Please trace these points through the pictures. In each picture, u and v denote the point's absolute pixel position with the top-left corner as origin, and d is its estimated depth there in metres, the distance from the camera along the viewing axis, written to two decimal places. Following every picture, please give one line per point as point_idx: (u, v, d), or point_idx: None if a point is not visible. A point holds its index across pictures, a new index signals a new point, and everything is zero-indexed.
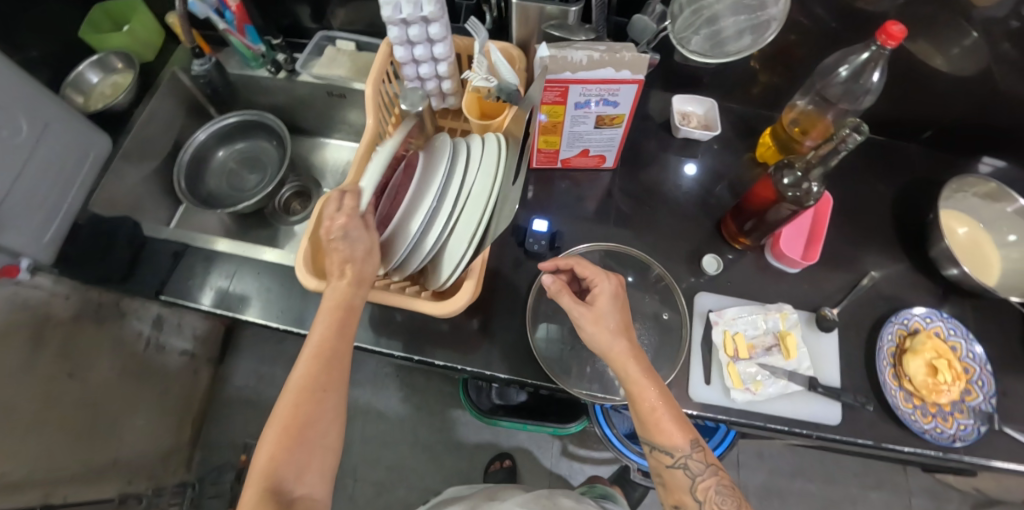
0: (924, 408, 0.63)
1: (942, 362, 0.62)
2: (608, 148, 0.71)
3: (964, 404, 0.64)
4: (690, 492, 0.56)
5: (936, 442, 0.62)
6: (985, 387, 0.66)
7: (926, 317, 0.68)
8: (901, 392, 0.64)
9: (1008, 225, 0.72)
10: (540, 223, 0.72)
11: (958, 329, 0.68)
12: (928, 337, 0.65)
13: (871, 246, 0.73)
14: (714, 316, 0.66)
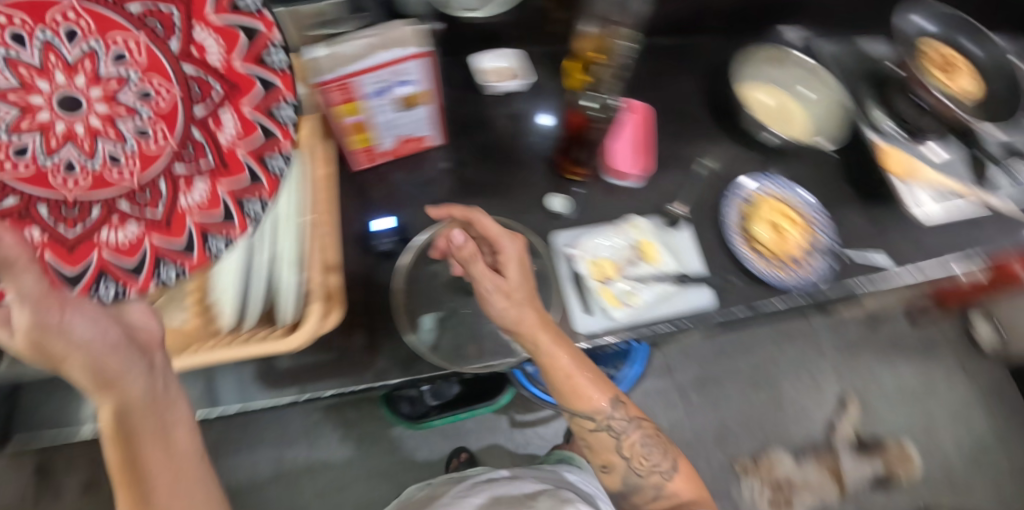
0: (779, 261, 0.69)
1: (777, 218, 0.72)
2: (423, 126, 0.66)
3: (809, 246, 0.71)
4: (617, 451, 0.62)
5: (799, 288, 0.68)
6: (822, 226, 0.73)
7: (755, 183, 0.75)
8: (759, 256, 0.69)
9: (799, 79, 0.80)
10: (383, 221, 0.67)
11: (784, 186, 0.75)
12: (761, 202, 0.73)
13: (700, 136, 0.78)
14: (570, 250, 0.67)
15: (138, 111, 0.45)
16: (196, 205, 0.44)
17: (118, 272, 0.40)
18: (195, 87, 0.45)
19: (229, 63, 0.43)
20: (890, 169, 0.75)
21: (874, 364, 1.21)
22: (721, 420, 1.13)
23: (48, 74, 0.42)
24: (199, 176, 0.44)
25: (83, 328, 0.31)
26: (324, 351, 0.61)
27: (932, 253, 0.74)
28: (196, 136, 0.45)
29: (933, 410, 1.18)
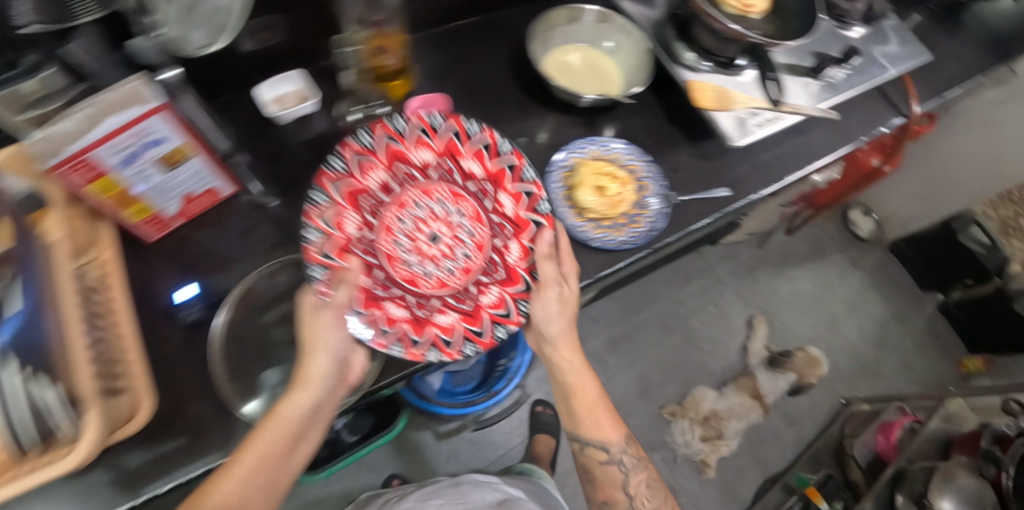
0: (613, 224, 0.67)
1: (602, 181, 0.67)
2: (206, 178, 0.60)
3: (643, 200, 0.69)
4: (622, 487, 0.68)
5: (634, 246, 0.67)
6: (653, 176, 0.70)
7: (577, 148, 0.71)
8: (590, 225, 0.67)
9: (602, 35, 0.77)
10: (186, 291, 0.62)
11: (611, 143, 0.71)
12: (585, 168, 0.69)
13: (521, 113, 0.76)
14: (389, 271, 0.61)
15: (461, 233, 0.65)
16: (485, 304, 0.61)
17: (447, 345, 0.57)
18: (485, 184, 0.67)
19: (500, 173, 0.67)
20: (701, 104, 0.72)
21: (772, 279, 1.29)
22: (641, 373, 1.18)
23: (370, 205, 0.62)
24: (490, 283, 0.63)
25: (336, 340, 0.52)
26: (175, 436, 0.56)
27: (757, 177, 0.78)
28: (479, 229, 0.66)
29: (833, 308, 1.29)
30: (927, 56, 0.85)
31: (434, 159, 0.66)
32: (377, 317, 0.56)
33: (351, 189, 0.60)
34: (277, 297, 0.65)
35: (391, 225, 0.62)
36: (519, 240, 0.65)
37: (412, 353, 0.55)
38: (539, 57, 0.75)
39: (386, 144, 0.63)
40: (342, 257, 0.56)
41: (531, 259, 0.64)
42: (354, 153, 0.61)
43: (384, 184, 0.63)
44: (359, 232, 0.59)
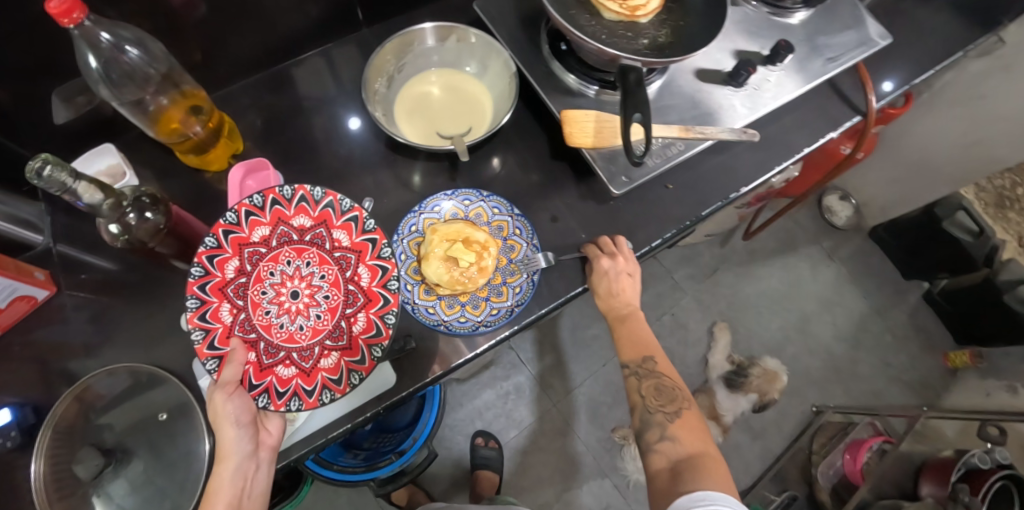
0: (472, 299, 0.57)
1: (452, 249, 0.55)
2: (8, 288, 0.55)
3: (511, 263, 0.59)
4: (638, 392, 0.56)
5: (496, 324, 0.56)
6: (523, 232, 0.60)
7: (431, 207, 0.61)
8: (442, 302, 0.57)
9: (462, 57, 0.65)
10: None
11: (471, 196, 0.61)
12: (434, 233, 0.57)
13: (384, 164, 0.66)
14: (206, 381, 0.55)
15: (314, 281, 0.50)
16: (357, 333, 0.48)
17: (337, 383, 0.47)
18: (318, 230, 0.51)
19: (326, 212, 0.51)
20: (576, 142, 0.58)
21: (736, 280, 1.19)
22: (589, 396, 1.14)
23: (238, 293, 0.48)
24: (356, 311, 0.49)
25: (235, 411, 0.43)
26: None
27: (658, 208, 0.65)
28: (327, 270, 0.50)
29: (804, 306, 1.19)
30: (887, 40, 0.70)
31: (270, 233, 0.50)
32: (270, 384, 0.46)
33: (215, 284, 0.47)
34: (110, 403, 0.57)
35: (259, 297, 0.48)
36: (362, 263, 0.51)
37: (314, 398, 0.46)
38: (387, 97, 0.63)
39: (228, 237, 0.48)
40: (218, 319, 0.46)
41: (386, 271, 0.50)
42: (205, 255, 0.47)
43: (244, 269, 0.48)
44: (234, 316, 0.47)
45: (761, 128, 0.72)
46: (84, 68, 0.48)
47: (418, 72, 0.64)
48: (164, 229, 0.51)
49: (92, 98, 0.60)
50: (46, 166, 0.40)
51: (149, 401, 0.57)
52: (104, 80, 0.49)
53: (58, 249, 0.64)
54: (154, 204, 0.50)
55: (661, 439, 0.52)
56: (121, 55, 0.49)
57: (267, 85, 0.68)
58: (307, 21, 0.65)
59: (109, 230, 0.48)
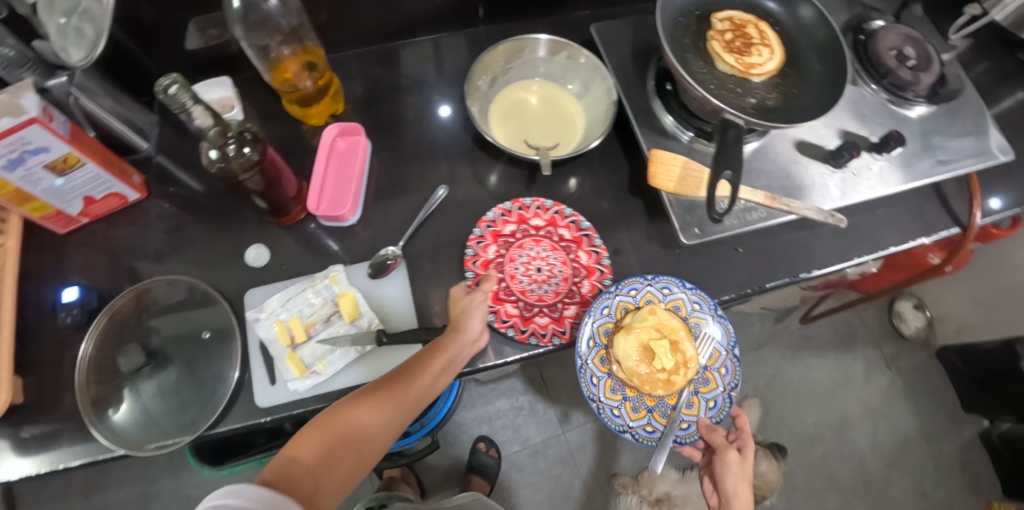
0: (636, 400, 0.57)
1: (656, 343, 0.55)
2: (110, 184, 0.62)
3: (696, 395, 0.58)
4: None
5: (642, 440, 0.56)
6: (727, 377, 0.59)
7: (660, 284, 0.59)
8: (608, 380, 0.57)
9: (567, 75, 0.66)
10: (68, 292, 0.60)
11: (702, 303, 0.60)
12: (649, 312, 0.57)
13: (466, 156, 0.67)
14: (253, 315, 0.57)
15: (553, 271, 0.58)
16: (567, 316, 0.56)
17: (542, 336, 0.55)
18: (570, 245, 0.59)
19: (582, 237, 0.60)
20: (659, 183, 0.58)
21: (781, 361, 1.13)
22: (599, 434, 1.11)
23: (503, 244, 0.59)
24: (570, 304, 0.57)
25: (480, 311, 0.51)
26: (44, 422, 0.57)
27: (723, 269, 0.63)
28: (564, 270, 0.58)
29: (847, 406, 1.11)
30: (1009, 156, 0.66)
31: (541, 226, 0.60)
32: (499, 309, 0.55)
33: (493, 229, 0.59)
34: (162, 310, 0.61)
35: (516, 255, 0.58)
36: (589, 280, 0.58)
37: (522, 335, 0.54)
38: (487, 95, 0.65)
39: (516, 210, 0.60)
40: (484, 252, 0.58)
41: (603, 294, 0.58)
42: (497, 210, 0.60)
43: (515, 234, 0.59)
44: (495, 257, 0.58)
45: (852, 215, 0.68)
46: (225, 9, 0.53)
47: (518, 80, 0.66)
48: (256, 166, 0.52)
49: (222, 34, 0.65)
50: (173, 85, 0.45)
51: (196, 319, 0.60)
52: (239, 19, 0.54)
53: (158, 159, 0.69)
54: (252, 141, 0.52)
55: None
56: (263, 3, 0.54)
57: (380, 57, 0.71)
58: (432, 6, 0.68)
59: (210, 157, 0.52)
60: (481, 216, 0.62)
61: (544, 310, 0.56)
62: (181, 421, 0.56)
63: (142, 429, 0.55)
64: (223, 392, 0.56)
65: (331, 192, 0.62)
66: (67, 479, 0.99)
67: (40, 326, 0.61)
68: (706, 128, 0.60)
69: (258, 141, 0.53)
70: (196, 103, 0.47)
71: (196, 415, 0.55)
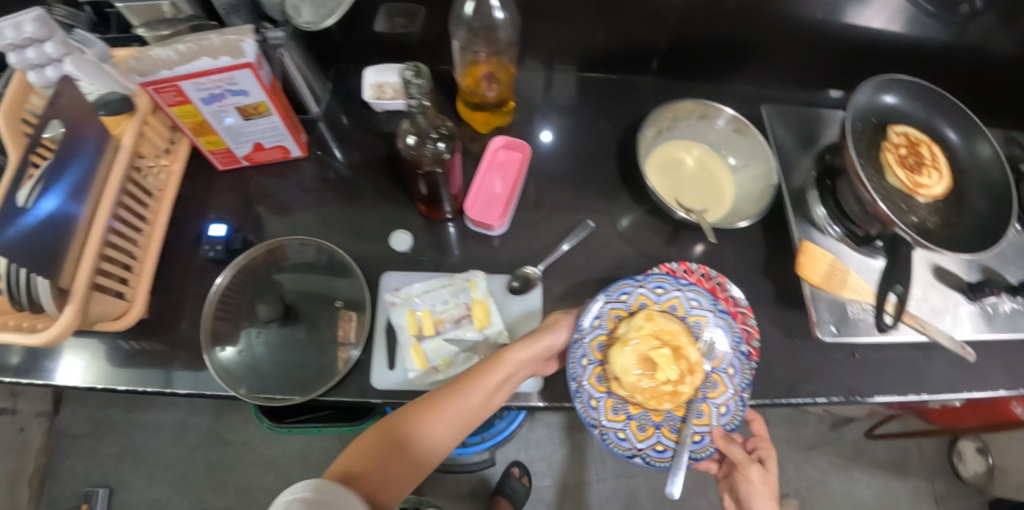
0: (641, 419, 0.55)
1: (657, 353, 0.54)
2: (281, 137, 0.65)
3: (704, 402, 0.56)
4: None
5: (655, 461, 0.53)
6: (735, 378, 0.56)
7: (653, 284, 0.59)
8: (609, 399, 0.55)
9: (728, 147, 0.68)
10: (216, 228, 0.63)
11: (700, 299, 0.59)
12: (645, 319, 0.57)
13: (609, 196, 0.68)
14: (389, 297, 0.59)
15: None
16: None
17: None
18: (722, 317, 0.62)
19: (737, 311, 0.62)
20: (805, 273, 0.60)
21: (826, 472, 1.06)
22: (631, 493, 1.08)
23: None
24: None
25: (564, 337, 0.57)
26: (158, 342, 0.59)
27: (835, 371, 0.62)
28: None
29: None
30: None
31: (700, 292, 0.63)
32: None
33: None
34: (296, 267, 0.63)
35: None
36: None
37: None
38: (652, 148, 0.67)
39: (681, 272, 0.63)
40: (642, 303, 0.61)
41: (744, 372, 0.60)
42: (664, 265, 0.63)
43: None
44: None
45: (977, 349, 0.66)
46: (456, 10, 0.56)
47: (682, 139, 0.69)
48: (444, 162, 0.54)
49: (408, 23, 0.68)
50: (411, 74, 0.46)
51: (329, 289, 0.62)
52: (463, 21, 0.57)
53: (319, 124, 0.71)
54: (448, 138, 0.54)
55: None
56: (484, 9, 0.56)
57: (544, 81, 0.74)
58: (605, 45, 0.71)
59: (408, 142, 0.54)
60: (635, 265, 0.64)
61: None
62: (280, 380, 0.57)
63: (253, 378, 0.56)
64: (339, 364, 0.57)
65: (486, 200, 0.64)
66: (111, 396, 1.02)
67: (178, 255, 0.63)
68: (869, 235, 0.61)
69: (450, 138, 0.55)
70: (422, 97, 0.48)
71: (307, 378, 0.56)
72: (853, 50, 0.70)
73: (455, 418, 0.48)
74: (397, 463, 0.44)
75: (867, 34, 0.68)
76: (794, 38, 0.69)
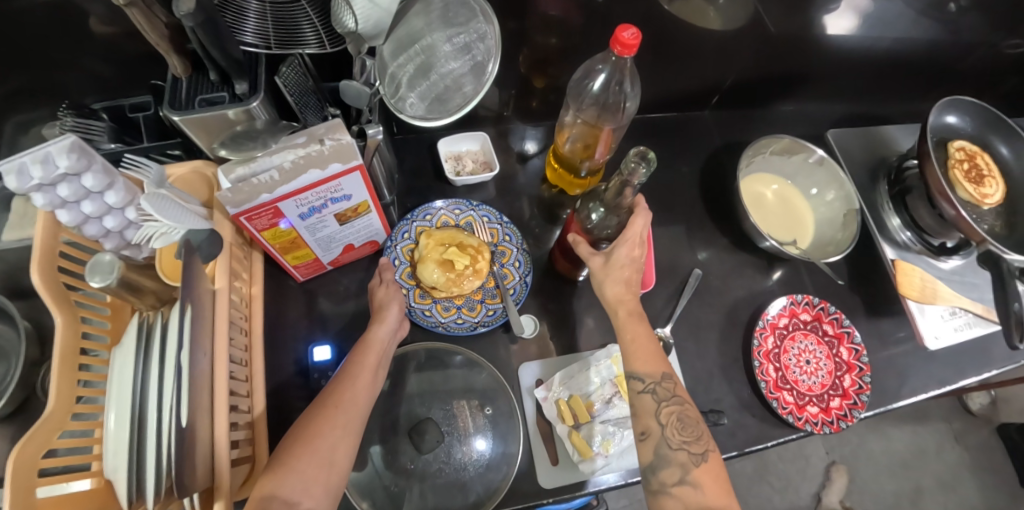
0: (468, 302, 0.61)
1: (448, 253, 0.60)
2: (373, 234, 0.60)
3: (502, 267, 0.64)
4: (655, 415, 0.48)
5: (491, 325, 0.61)
6: (513, 240, 0.65)
7: (423, 214, 0.65)
8: (438, 305, 0.61)
9: (803, 176, 0.71)
10: (320, 350, 0.59)
11: (491, 215, 0.66)
12: (426, 238, 0.62)
13: (697, 238, 0.71)
14: (540, 392, 0.59)
15: (818, 363, 0.65)
16: (833, 406, 0.62)
17: (831, 422, 0.62)
18: (831, 340, 0.66)
19: (842, 332, 0.66)
20: (904, 290, 0.66)
21: (865, 435, 1.24)
22: None
23: (779, 335, 0.65)
24: (836, 396, 0.63)
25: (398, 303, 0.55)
26: None
27: (933, 367, 0.68)
28: (828, 361, 0.65)
29: (921, 479, 1.21)
30: None
31: (807, 320, 0.67)
32: (782, 397, 0.61)
33: (770, 321, 0.65)
34: (416, 372, 0.58)
35: (789, 347, 0.65)
36: (850, 374, 0.65)
37: (800, 422, 0.60)
38: (743, 184, 0.70)
39: (789, 305, 0.66)
40: (764, 342, 0.64)
41: (862, 386, 0.64)
42: (775, 301, 0.66)
43: (787, 326, 0.66)
44: (774, 347, 0.64)
45: None
46: (584, 89, 0.58)
47: (761, 170, 0.71)
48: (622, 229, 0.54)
49: None
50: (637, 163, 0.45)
51: (472, 385, 0.58)
52: (591, 100, 0.58)
53: (391, 210, 0.65)
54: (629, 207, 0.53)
55: (680, 483, 0.46)
56: (617, 95, 0.57)
57: None
58: (663, 88, 0.74)
59: (588, 216, 0.55)
60: (742, 306, 0.67)
61: (815, 401, 0.63)
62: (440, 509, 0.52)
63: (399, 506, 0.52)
64: (487, 471, 0.54)
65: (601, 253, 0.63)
66: None
67: (279, 382, 0.58)
68: (946, 242, 0.68)
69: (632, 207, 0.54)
70: (622, 182, 0.48)
71: (456, 496, 0.53)
72: (877, 67, 0.77)
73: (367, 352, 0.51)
74: (337, 396, 0.47)
75: (890, 53, 0.76)
76: (830, 62, 0.75)
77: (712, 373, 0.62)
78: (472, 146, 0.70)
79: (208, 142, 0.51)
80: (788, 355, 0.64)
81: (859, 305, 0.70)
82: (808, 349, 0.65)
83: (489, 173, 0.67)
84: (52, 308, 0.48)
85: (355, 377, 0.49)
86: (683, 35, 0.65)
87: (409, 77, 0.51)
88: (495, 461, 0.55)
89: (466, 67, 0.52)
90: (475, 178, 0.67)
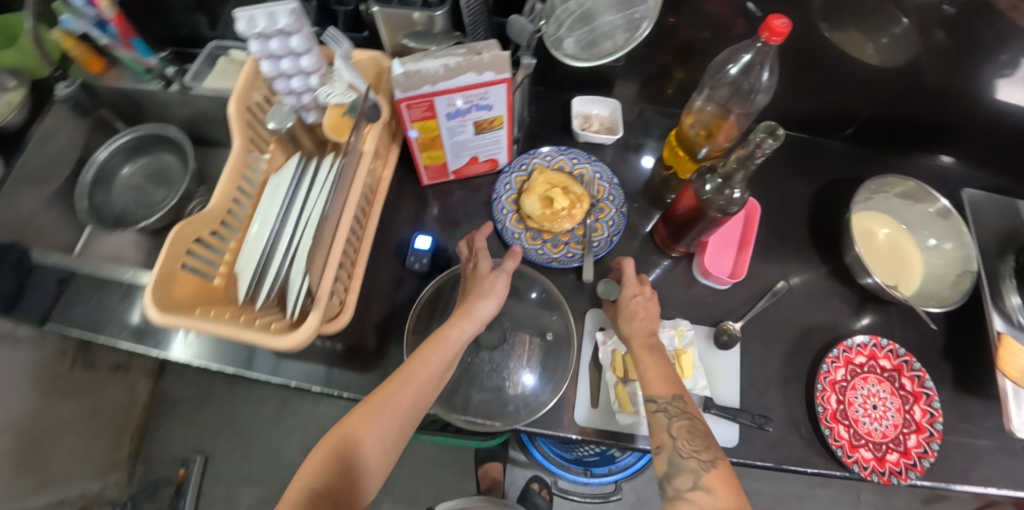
0: (554, 239, 0.66)
1: (551, 191, 0.65)
2: (496, 152, 0.66)
3: (597, 222, 0.68)
4: (667, 430, 0.50)
5: (567, 266, 0.65)
6: (615, 202, 0.69)
7: (544, 155, 0.71)
8: (527, 234, 0.67)
9: (925, 226, 0.68)
10: (422, 240, 0.66)
11: (603, 175, 0.70)
12: (538, 174, 0.68)
13: (792, 257, 0.70)
14: (599, 338, 0.62)
15: (885, 412, 0.62)
16: (888, 458, 0.60)
17: (881, 473, 0.59)
18: (907, 396, 0.63)
19: (920, 392, 0.63)
20: (1004, 368, 0.62)
21: None
22: None
23: (851, 370, 0.63)
24: (896, 451, 0.60)
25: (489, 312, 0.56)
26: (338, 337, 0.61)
27: (1013, 464, 0.62)
28: (897, 414, 0.62)
29: None
30: None
31: (886, 367, 0.64)
32: (836, 429, 0.60)
33: (846, 354, 0.64)
34: None
35: (858, 386, 0.63)
36: (917, 435, 0.61)
37: (848, 460, 0.58)
38: (856, 215, 0.69)
39: (871, 345, 0.64)
40: (834, 371, 0.63)
41: (925, 451, 0.61)
42: (857, 337, 0.64)
43: (863, 365, 0.64)
44: (842, 380, 0.62)
45: None
46: (722, 73, 0.62)
47: (879, 209, 0.70)
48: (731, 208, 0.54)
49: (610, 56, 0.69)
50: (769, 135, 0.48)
51: (539, 321, 0.62)
52: (727, 82, 0.62)
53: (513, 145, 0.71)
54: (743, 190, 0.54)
55: (693, 489, 0.46)
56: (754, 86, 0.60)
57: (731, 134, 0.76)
58: (796, 107, 0.75)
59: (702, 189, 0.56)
60: (820, 333, 0.66)
61: (870, 447, 0.60)
62: (480, 408, 0.57)
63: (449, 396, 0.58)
64: (529, 395, 0.58)
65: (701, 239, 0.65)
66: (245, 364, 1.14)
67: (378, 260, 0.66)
68: None
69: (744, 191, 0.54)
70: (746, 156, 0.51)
71: (497, 403, 0.58)
72: None
73: (440, 354, 0.51)
74: (399, 398, 0.49)
75: None
76: (986, 125, 0.71)
77: (770, 383, 0.62)
78: (601, 112, 0.75)
79: (391, 35, 0.60)
80: (855, 392, 0.62)
81: (948, 375, 0.66)
82: (879, 395, 0.63)
83: (610, 138, 0.72)
84: (235, 134, 0.57)
85: (421, 380, 0.50)
86: (836, 57, 0.65)
87: (572, 20, 0.57)
88: (540, 379, 0.59)
89: (622, 21, 0.56)
90: (595, 137, 0.72)
